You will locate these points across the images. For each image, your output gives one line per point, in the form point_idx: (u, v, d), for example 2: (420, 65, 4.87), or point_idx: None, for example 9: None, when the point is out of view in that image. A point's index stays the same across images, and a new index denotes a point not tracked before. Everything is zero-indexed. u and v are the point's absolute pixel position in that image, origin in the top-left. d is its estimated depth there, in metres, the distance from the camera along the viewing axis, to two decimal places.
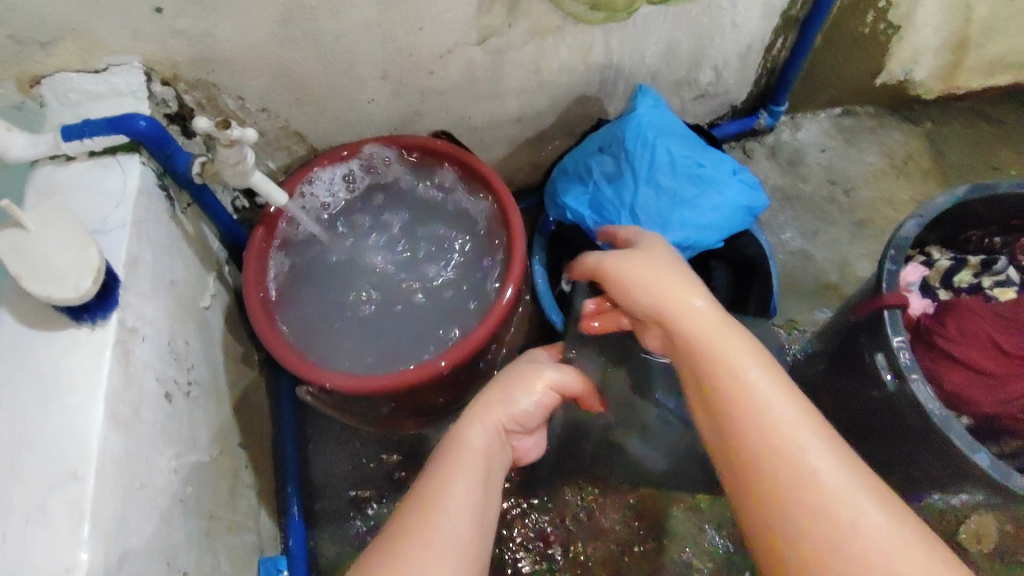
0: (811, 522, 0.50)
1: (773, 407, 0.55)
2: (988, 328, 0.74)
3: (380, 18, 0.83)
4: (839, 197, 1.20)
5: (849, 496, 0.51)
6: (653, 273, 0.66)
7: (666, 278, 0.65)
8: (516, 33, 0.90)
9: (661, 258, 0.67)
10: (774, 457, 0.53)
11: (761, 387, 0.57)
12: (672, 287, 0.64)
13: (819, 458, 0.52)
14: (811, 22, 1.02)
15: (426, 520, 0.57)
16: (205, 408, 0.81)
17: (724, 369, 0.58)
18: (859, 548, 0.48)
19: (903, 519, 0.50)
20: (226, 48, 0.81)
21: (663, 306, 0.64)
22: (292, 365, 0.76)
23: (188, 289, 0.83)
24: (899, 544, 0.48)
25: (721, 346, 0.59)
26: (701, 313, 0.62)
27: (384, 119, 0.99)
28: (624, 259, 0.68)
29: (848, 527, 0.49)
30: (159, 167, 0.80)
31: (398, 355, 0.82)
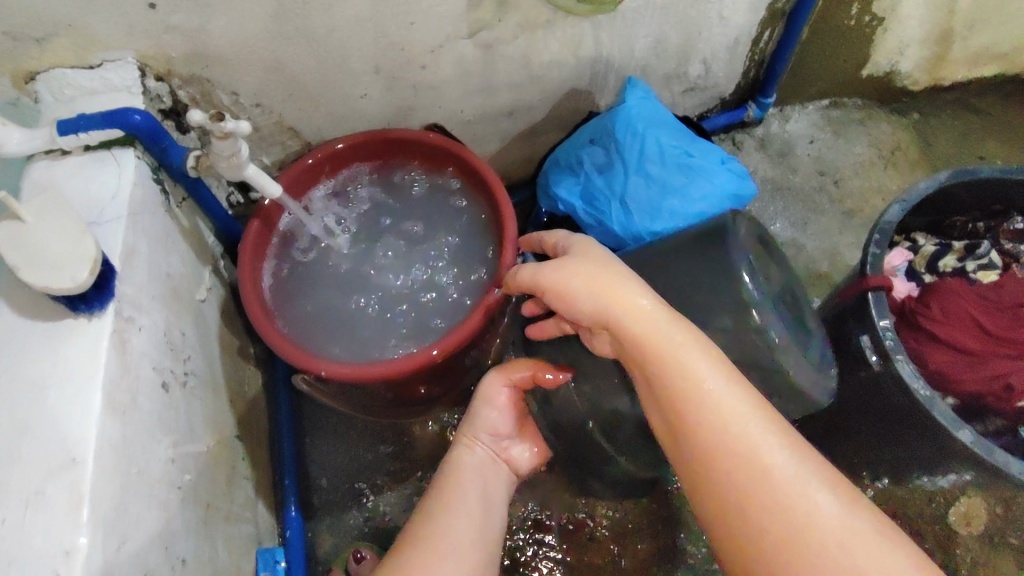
0: (772, 511, 0.56)
1: (723, 404, 0.59)
2: (971, 309, 0.76)
3: (372, 13, 0.84)
4: (828, 187, 1.21)
5: (802, 486, 0.57)
6: (592, 279, 0.65)
7: (610, 282, 0.65)
8: (506, 27, 0.91)
9: (597, 260, 0.67)
10: (729, 454, 0.58)
11: (711, 382, 0.60)
12: (617, 288, 0.65)
13: (772, 454, 0.58)
14: (797, 15, 1.04)
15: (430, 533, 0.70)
16: (202, 399, 0.81)
17: (673, 370, 0.61)
18: (815, 538, 0.55)
19: (852, 504, 0.56)
20: (220, 44, 0.82)
21: (609, 309, 0.64)
22: (290, 357, 0.77)
23: (184, 282, 0.84)
24: (849, 528, 0.55)
25: (671, 348, 0.62)
26: (646, 312, 0.63)
27: (377, 113, 1.00)
28: (564, 266, 0.68)
29: (806, 519, 0.55)
30: (153, 161, 0.81)
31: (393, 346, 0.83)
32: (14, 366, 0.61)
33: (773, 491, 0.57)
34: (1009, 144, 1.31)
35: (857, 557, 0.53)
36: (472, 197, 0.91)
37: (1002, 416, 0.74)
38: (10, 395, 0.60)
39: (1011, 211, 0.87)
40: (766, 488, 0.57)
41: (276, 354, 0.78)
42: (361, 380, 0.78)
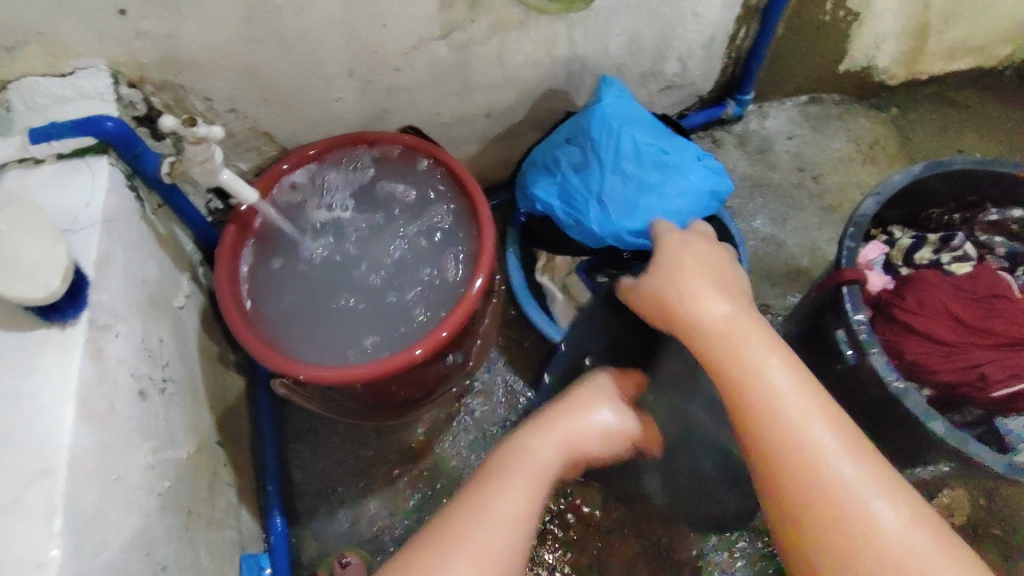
0: (825, 518, 0.52)
1: (781, 389, 0.58)
2: (945, 300, 0.76)
3: (344, 15, 0.84)
4: (807, 183, 1.22)
5: (861, 491, 0.52)
6: (684, 279, 0.68)
7: (695, 280, 0.67)
8: (479, 28, 0.91)
9: (689, 260, 0.70)
10: (789, 443, 0.55)
11: (781, 386, 0.58)
12: (699, 292, 0.66)
13: (837, 453, 0.54)
14: (771, 11, 1.04)
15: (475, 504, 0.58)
16: (181, 406, 0.81)
17: (736, 361, 0.60)
18: (883, 548, 0.50)
19: (915, 514, 0.52)
20: (192, 49, 0.82)
21: (692, 310, 0.65)
22: (269, 360, 0.77)
23: (161, 288, 0.83)
24: (920, 545, 0.50)
25: (748, 351, 0.60)
26: (721, 319, 0.63)
27: (353, 117, 1.00)
28: (651, 265, 0.72)
29: (862, 521, 0.51)
30: (127, 168, 0.81)
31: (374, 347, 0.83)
32: None
33: (827, 495, 0.53)
34: (987, 137, 1.32)
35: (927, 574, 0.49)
36: (449, 197, 0.90)
37: (980, 407, 0.74)
38: None
39: (986, 202, 0.88)
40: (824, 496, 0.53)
41: (254, 357, 0.77)
42: (340, 382, 0.77)
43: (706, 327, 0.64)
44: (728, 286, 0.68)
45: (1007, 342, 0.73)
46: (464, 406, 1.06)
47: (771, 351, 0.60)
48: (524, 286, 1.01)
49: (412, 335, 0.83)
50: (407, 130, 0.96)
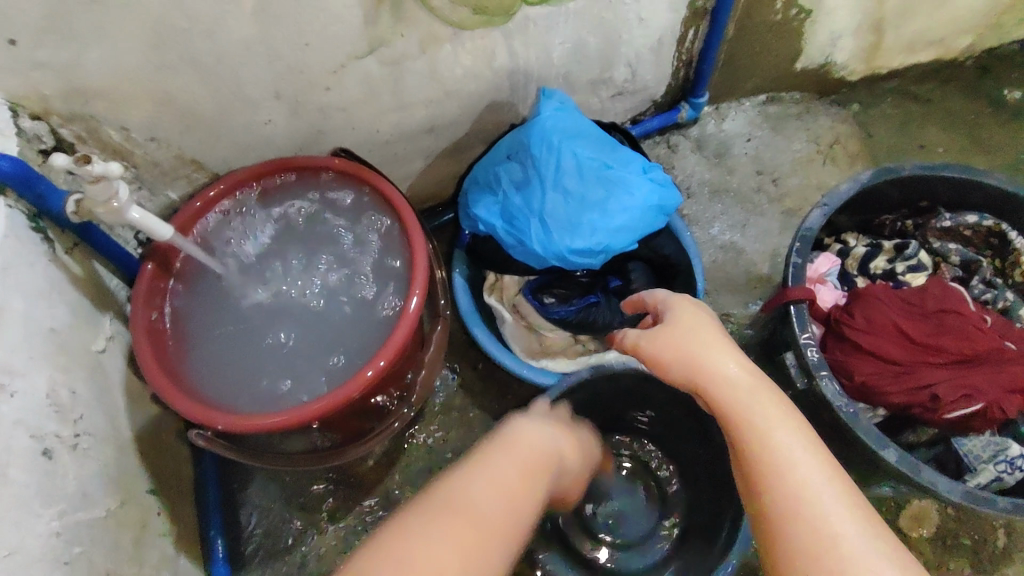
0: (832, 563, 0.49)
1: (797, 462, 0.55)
2: (892, 315, 0.73)
3: (261, 36, 0.79)
4: (766, 187, 1.18)
5: (861, 553, 0.49)
6: (696, 334, 0.67)
7: (711, 341, 0.66)
8: (409, 43, 0.86)
9: (707, 323, 0.69)
10: (798, 516, 0.52)
11: (790, 444, 0.57)
12: (710, 349, 0.65)
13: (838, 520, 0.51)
14: (719, 13, 1.00)
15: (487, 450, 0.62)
16: (99, 459, 0.76)
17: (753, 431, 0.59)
18: None
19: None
20: (97, 79, 0.76)
21: (695, 366, 0.65)
22: (184, 408, 0.72)
23: (75, 334, 0.78)
24: None
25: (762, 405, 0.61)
26: (737, 378, 0.63)
27: (285, 139, 0.95)
28: (670, 317, 0.70)
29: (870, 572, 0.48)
30: (30, 209, 0.74)
31: (302, 387, 0.79)
32: None
33: (829, 541, 0.50)
34: (950, 131, 1.29)
35: None
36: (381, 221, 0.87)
37: (934, 426, 0.71)
38: None
39: (938, 207, 0.85)
40: (818, 532, 0.51)
41: (172, 407, 0.73)
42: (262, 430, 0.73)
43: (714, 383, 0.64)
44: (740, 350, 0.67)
45: (955, 359, 0.71)
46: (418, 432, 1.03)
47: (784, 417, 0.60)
48: (473, 309, 0.97)
49: (343, 373, 0.80)
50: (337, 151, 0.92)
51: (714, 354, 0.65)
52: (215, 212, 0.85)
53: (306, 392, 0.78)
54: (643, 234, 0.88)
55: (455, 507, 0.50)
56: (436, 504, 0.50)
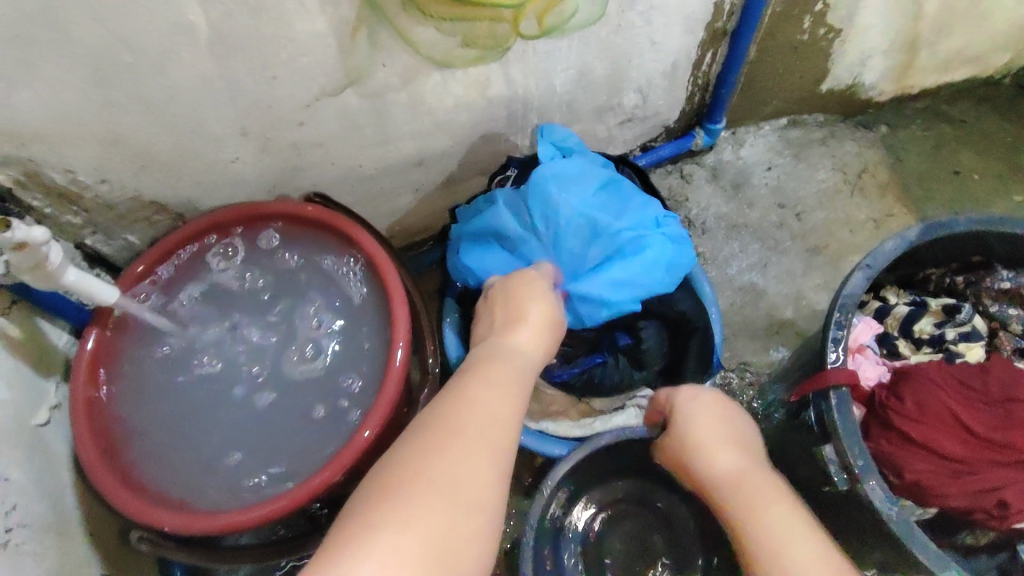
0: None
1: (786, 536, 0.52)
2: (949, 402, 0.65)
3: (220, 68, 0.69)
4: (789, 221, 1.08)
5: None
6: (694, 426, 0.66)
7: (710, 431, 0.65)
8: (392, 73, 0.76)
9: (711, 410, 0.67)
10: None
11: (778, 514, 0.54)
12: (714, 441, 0.64)
13: None
14: (742, 35, 0.91)
15: (474, 361, 0.59)
16: (37, 553, 0.67)
17: (746, 508, 0.56)
18: None
19: None
20: (32, 118, 0.66)
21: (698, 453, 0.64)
22: (143, 517, 0.63)
23: (11, 410, 0.69)
24: None
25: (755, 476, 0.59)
26: (730, 470, 0.61)
27: (257, 178, 0.86)
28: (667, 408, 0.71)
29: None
30: None
31: (284, 467, 0.70)
32: None
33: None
34: (987, 156, 1.18)
35: None
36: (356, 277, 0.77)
37: (995, 531, 0.65)
38: None
39: (995, 265, 0.75)
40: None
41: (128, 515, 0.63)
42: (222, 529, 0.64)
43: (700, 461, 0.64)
44: (746, 438, 0.65)
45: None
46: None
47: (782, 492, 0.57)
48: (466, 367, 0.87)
49: (335, 444, 0.71)
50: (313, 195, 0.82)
51: (715, 439, 0.64)
52: (160, 273, 0.75)
53: (290, 475, 0.70)
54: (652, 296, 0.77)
55: (446, 439, 0.48)
56: (420, 446, 0.48)
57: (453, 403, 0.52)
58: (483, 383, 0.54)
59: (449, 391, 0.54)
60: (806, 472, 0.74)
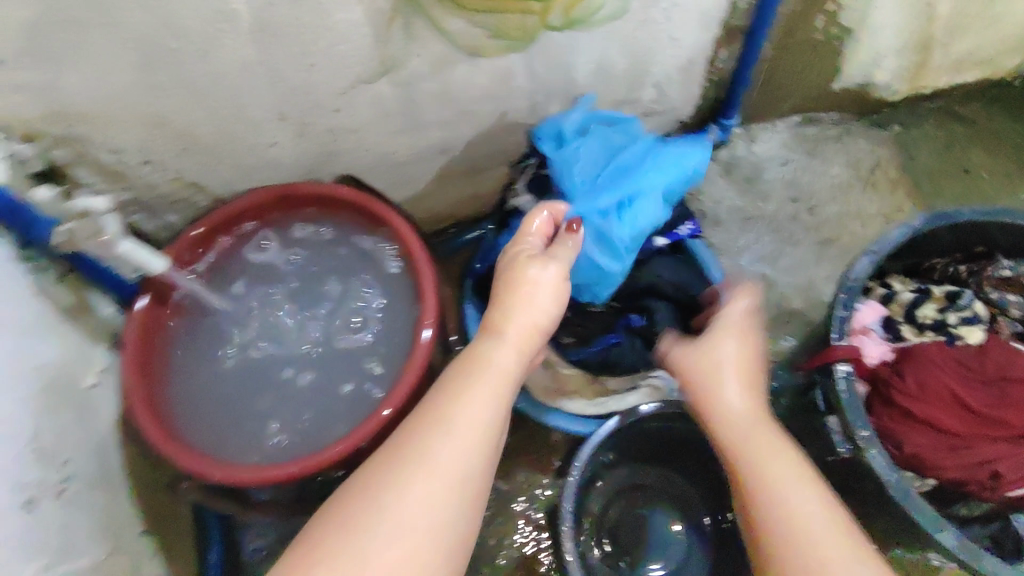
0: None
1: (788, 498, 0.58)
2: (949, 381, 0.70)
3: (265, 54, 0.74)
4: (800, 215, 1.11)
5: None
6: (708, 375, 0.69)
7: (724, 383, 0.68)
8: (425, 63, 0.81)
9: (731, 355, 0.70)
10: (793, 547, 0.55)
11: (782, 473, 0.60)
12: (727, 390, 0.68)
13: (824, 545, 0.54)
14: (756, 32, 0.94)
15: (444, 389, 0.60)
16: (87, 504, 0.72)
17: (754, 467, 0.61)
18: None
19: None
20: (80, 102, 0.70)
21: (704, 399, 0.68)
22: (198, 473, 0.68)
23: (64, 371, 0.74)
24: None
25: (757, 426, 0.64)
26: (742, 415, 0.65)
27: (292, 161, 0.90)
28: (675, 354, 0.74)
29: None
30: (19, 240, 0.71)
31: (315, 436, 0.75)
32: None
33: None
34: (997, 156, 1.21)
35: None
36: (386, 256, 0.82)
37: (991, 502, 0.69)
38: None
39: (996, 253, 0.79)
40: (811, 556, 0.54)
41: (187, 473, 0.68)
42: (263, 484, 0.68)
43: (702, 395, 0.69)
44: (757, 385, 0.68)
45: (1016, 433, 0.68)
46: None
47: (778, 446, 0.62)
48: None
49: (367, 409, 0.75)
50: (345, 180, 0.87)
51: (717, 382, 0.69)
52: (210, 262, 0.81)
53: (326, 437, 0.75)
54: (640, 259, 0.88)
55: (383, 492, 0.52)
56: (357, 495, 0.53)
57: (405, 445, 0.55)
58: (435, 425, 0.56)
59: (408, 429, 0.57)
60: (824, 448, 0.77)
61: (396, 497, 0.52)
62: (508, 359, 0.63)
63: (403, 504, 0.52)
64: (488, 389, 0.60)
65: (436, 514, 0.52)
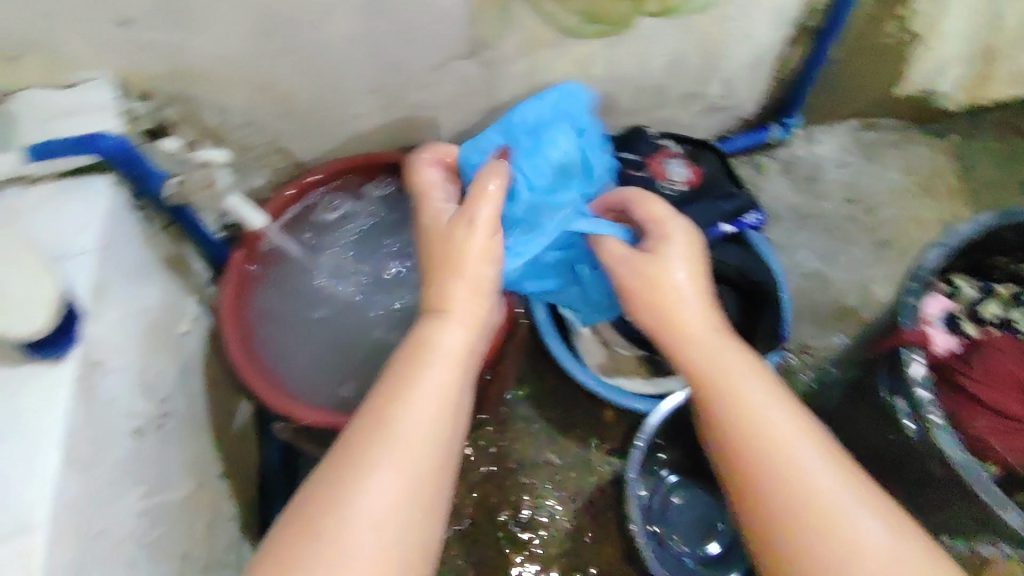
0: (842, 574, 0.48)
1: (770, 421, 0.55)
2: (1013, 367, 0.73)
3: (369, 28, 0.78)
4: (858, 216, 1.13)
5: (845, 509, 0.51)
6: (656, 287, 0.64)
7: (681, 299, 0.63)
8: (514, 45, 0.85)
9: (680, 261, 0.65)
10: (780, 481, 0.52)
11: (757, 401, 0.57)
12: (682, 305, 0.63)
13: (815, 479, 0.52)
14: (828, 32, 0.96)
15: (388, 381, 0.57)
16: (181, 440, 0.77)
17: (729, 395, 0.58)
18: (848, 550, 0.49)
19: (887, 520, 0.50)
20: (204, 61, 0.77)
21: (665, 320, 0.63)
22: (282, 410, 0.74)
23: (164, 315, 0.79)
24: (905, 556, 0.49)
25: (726, 364, 0.59)
26: (703, 336, 0.61)
27: (375, 134, 0.95)
28: (630, 269, 0.66)
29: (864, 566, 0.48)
30: (130, 189, 0.76)
31: None
32: None
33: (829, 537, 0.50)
34: None
35: None
36: None
37: None
38: None
39: None
40: (807, 514, 0.51)
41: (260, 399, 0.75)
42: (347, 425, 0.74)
43: (672, 325, 0.63)
44: (706, 294, 0.64)
45: None
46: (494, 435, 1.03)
47: (761, 380, 0.58)
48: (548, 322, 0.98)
49: None
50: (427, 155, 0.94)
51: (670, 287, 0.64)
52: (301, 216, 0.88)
53: None
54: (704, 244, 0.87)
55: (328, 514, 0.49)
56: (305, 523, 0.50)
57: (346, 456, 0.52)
58: (374, 426, 0.53)
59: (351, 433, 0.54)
60: (881, 435, 0.82)
61: (329, 499, 0.50)
62: (454, 340, 0.59)
63: (351, 512, 0.49)
64: (433, 376, 0.57)
65: (384, 511, 0.50)
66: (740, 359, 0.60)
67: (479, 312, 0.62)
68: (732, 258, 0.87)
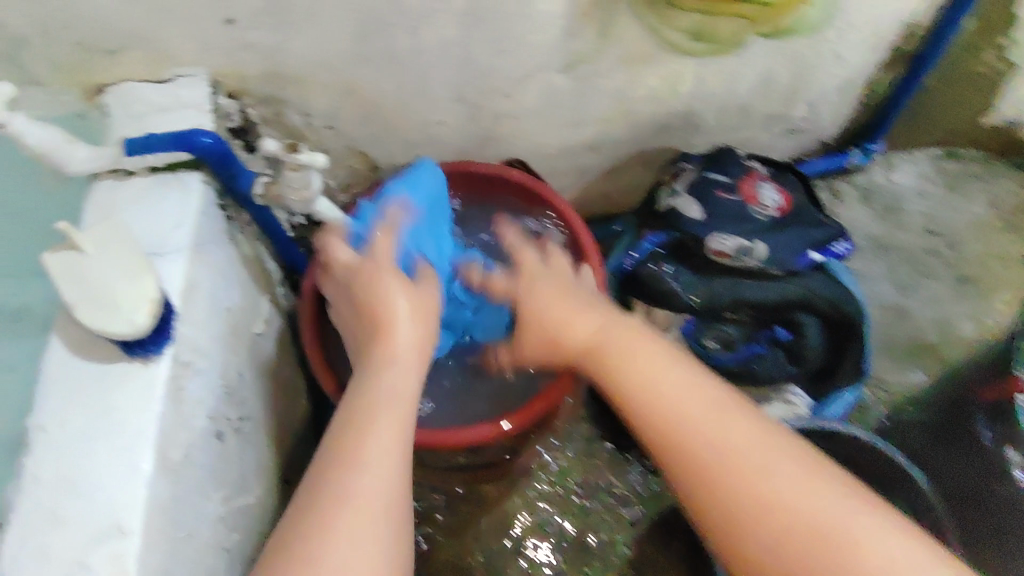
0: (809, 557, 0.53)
1: (685, 402, 0.62)
2: None
3: (462, 37, 0.77)
4: (942, 250, 1.08)
5: (760, 456, 0.58)
6: (559, 307, 0.72)
7: (570, 308, 0.72)
8: (605, 61, 0.83)
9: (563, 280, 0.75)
10: (705, 447, 0.59)
11: (668, 382, 0.64)
12: (575, 314, 0.72)
13: (743, 440, 0.59)
14: (927, 58, 0.93)
15: (362, 405, 0.62)
16: (254, 445, 0.77)
17: (644, 386, 0.65)
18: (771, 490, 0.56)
19: (814, 467, 0.57)
20: (298, 63, 0.76)
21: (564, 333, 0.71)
22: None
23: (243, 315, 0.79)
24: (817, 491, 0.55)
25: (643, 365, 0.66)
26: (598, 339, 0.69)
27: (455, 142, 0.94)
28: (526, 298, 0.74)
29: (812, 516, 0.54)
30: (220, 186, 0.76)
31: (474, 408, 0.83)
32: (74, 407, 0.59)
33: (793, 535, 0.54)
34: None
35: (824, 510, 0.54)
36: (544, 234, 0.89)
37: None
38: (69, 443, 0.57)
39: None
40: (727, 459, 0.58)
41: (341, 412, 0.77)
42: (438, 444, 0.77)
43: (576, 343, 0.70)
44: (600, 306, 0.73)
45: None
46: (555, 452, 1.01)
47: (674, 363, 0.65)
48: None
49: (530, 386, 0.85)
50: (514, 165, 0.95)
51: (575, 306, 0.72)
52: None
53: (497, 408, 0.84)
54: (794, 270, 0.85)
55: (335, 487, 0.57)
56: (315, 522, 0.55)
57: (341, 465, 0.58)
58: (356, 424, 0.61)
59: (338, 441, 0.60)
60: None
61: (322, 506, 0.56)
62: (411, 383, 0.65)
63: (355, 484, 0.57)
64: (392, 409, 0.62)
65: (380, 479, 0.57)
66: (648, 358, 0.66)
67: (424, 355, 0.67)
68: (822, 290, 0.84)
